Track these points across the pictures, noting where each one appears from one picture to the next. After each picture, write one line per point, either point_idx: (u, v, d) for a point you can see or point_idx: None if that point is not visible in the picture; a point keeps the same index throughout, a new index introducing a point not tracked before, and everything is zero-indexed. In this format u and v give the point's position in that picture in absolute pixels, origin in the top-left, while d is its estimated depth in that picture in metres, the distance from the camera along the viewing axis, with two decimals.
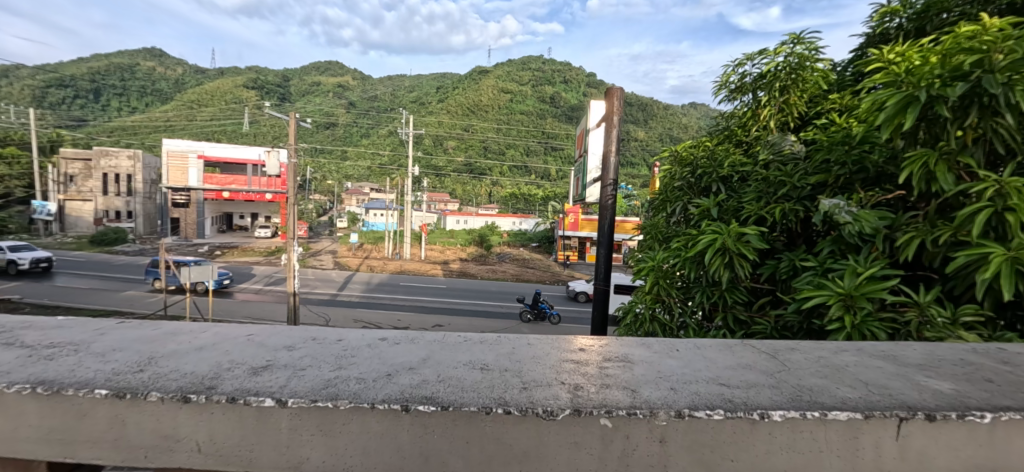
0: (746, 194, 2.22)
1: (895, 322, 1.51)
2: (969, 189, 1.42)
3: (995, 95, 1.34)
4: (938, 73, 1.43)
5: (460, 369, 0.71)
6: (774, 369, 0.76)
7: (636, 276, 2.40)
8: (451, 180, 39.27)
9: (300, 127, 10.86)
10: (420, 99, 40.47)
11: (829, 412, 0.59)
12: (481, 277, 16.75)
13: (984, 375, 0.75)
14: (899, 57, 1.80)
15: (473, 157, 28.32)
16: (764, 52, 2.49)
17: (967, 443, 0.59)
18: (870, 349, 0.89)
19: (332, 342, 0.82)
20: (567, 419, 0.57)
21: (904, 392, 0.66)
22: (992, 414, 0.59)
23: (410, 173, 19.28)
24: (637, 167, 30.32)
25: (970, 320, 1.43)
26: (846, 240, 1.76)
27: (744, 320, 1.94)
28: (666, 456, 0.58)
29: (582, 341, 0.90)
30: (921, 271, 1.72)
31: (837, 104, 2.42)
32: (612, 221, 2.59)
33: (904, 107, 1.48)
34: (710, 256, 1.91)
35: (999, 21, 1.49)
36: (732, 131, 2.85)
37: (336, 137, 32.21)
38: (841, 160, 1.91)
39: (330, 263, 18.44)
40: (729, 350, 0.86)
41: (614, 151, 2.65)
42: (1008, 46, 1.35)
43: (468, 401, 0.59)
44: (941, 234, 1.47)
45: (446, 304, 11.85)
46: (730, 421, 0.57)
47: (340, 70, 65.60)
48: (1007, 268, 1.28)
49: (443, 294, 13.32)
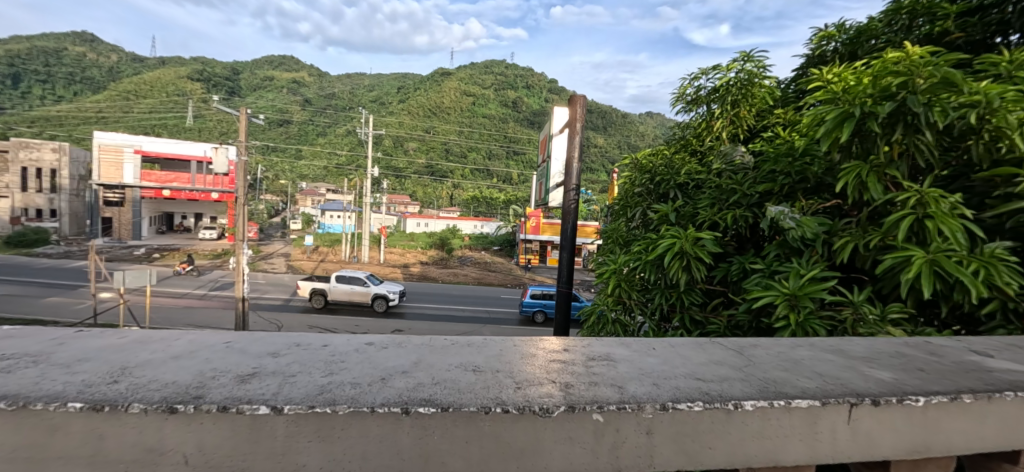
0: (700, 200, 2.41)
1: (833, 319, 1.67)
2: (895, 198, 1.62)
3: (918, 114, 1.54)
4: (869, 92, 1.64)
5: (453, 371, 0.71)
6: (742, 364, 0.81)
7: (598, 279, 2.57)
8: (412, 182, 39.31)
9: (252, 123, 10.22)
10: (380, 99, 40.37)
11: (793, 400, 0.66)
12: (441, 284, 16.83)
13: (915, 365, 0.86)
14: (836, 78, 2.03)
15: (434, 159, 28.51)
16: (719, 67, 2.72)
17: (902, 420, 0.69)
18: (821, 344, 0.98)
19: (319, 348, 0.81)
20: (562, 415, 0.60)
21: (851, 381, 0.75)
22: (924, 399, 0.70)
23: (369, 174, 19.15)
24: (595, 173, 31.51)
25: (896, 317, 1.62)
26: (790, 245, 1.95)
27: (699, 320, 2.10)
28: (653, 445, 0.62)
29: (562, 341, 0.94)
30: (853, 274, 1.93)
31: (781, 118, 2.68)
32: (573, 223, 2.71)
33: (842, 122, 1.68)
34: (669, 259, 2.04)
35: (919, 50, 1.71)
36: (688, 141, 3.09)
37: (291, 135, 31.29)
38: (786, 171, 2.11)
39: (282, 268, 18.93)
40: (699, 347, 0.92)
41: (575, 157, 2.78)
42: (927, 73, 1.56)
43: (466, 401, 0.61)
44: (872, 239, 1.67)
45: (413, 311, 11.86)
46: (709, 411, 0.62)
47: (295, 67, 64.15)
48: (926, 268, 1.47)
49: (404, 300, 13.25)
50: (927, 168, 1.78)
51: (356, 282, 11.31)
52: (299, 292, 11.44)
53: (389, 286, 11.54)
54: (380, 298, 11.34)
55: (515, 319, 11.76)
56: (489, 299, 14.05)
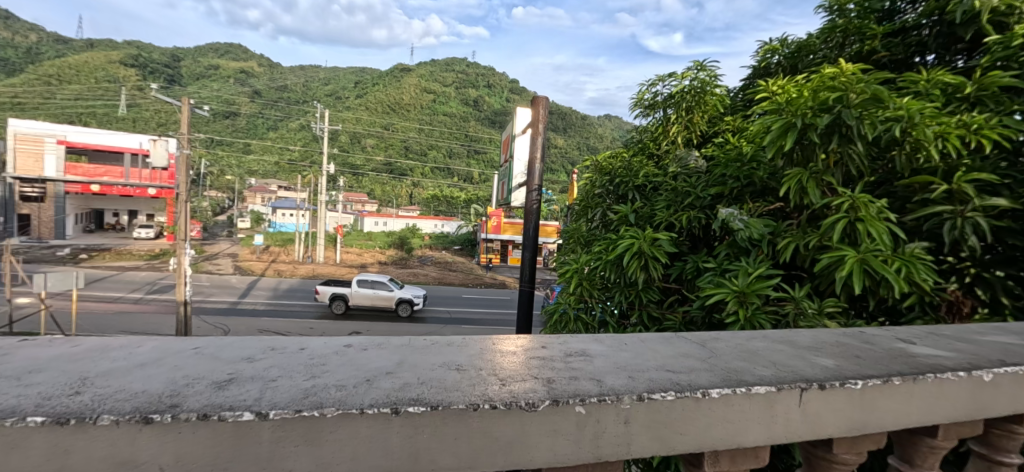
0: (657, 202, 2.55)
1: (777, 313, 1.82)
2: (831, 203, 1.79)
3: (850, 126, 1.71)
4: (810, 105, 1.79)
5: (438, 369, 0.72)
6: (706, 355, 0.87)
7: (560, 278, 2.66)
8: (369, 180, 38.57)
9: (195, 114, 9.60)
10: (337, 93, 39.27)
11: (753, 388, 0.72)
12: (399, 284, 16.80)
13: (853, 351, 0.96)
14: (780, 89, 2.19)
15: (393, 157, 28.17)
16: (674, 75, 2.88)
17: (842, 402, 0.78)
18: (774, 334, 1.06)
19: (296, 352, 0.79)
20: (548, 409, 0.62)
21: (803, 369, 0.82)
22: (862, 382, 0.79)
23: (325, 170, 18.60)
24: (556, 173, 32.18)
25: (832, 310, 1.78)
26: (738, 245, 2.10)
27: (656, 316, 2.21)
28: (630, 434, 0.66)
29: (538, 338, 0.96)
30: (794, 271, 2.10)
31: (729, 125, 2.88)
32: (535, 222, 2.79)
33: (786, 131, 1.83)
34: (628, 259, 2.14)
35: (850, 67, 1.89)
36: (645, 144, 3.24)
37: (239, 128, 29.80)
38: (736, 175, 2.27)
39: (229, 268, 18.15)
40: (668, 341, 0.96)
41: (539, 158, 2.85)
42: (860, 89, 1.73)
43: (454, 399, 0.62)
44: (811, 240, 1.83)
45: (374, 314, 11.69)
46: (679, 400, 0.67)
47: (243, 56, 61.27)
48: (857, 266, 1.63)
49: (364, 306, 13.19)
50: (858, 175, 1.98)
51: (377, 287, 11.38)
52: (317, 296, 11.37)
53: (412, 291, 11.69)
54: (405, 303, 11.47)
55: (474, 319, 11.99)
56: (451, 300, 14.14)
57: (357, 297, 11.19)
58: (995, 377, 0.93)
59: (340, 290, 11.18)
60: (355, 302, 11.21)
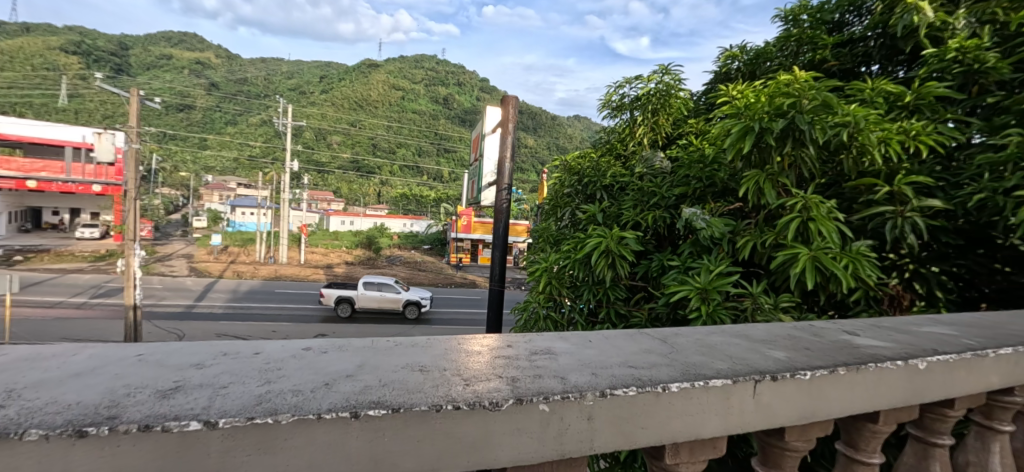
0: (624, 202, 2.62)
1: (736, 308, 1.90)
2: (785, 203, 1.89)
3: (803, 131, 1.81)
4: (767, 110, 1.89)
5: (400, 371, 0.70)
6: (667, 351, 0.89)
7: (530, 277, 2.69)
8: (335, 178, 37.68)
9: (146, 107, 9.10)
10: (301, 88, 38.10)
11: (709, 381, 0.75)
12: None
13: (802, 344, 1.02)
14: (740, 94, 2.29)
15: (360, 155, 27.65)
16: (640, 78, 2.97)
17: (793, 392, 0.82)
18: (730, 329, 1.10)
19: (250, 356, 0.76)
20: (511, 408, 0.62)
21: (755, 361, 0.87)
22: (811, 373, 0.83)
23: (287, 167, 18.02)
24: (526, 172, 32.48)
25: (786, 304, 1.88)
26: (701, 243, 2.18)
27: (624, 313, 2.27)
28: (593, 430, 0.67)
29: (503, 337, 0.95)
30: (752, 268, 2.21)
31: (693, 128, 2.99)
32: (505, 221, 2.86)
33: (745, 135, 1.92)
34: (597, 257, 2.19)
35: (803, 75, 2.01)
36: (613, 144, 3.32)
37: (195, 122, 28.42)
38: (699, 175, 2.35)
39: (184, 270, 17.34)
40: (631, 337, 0.98)
41: (508, 158, 2.89)
42: (811, 95, 1.83)
43: (416, 400, 0.61)
44: (767, 239, 1.92)
45: (341, 317, 11.51)
46: (640, 395, 0.69)
47: (199, 46, 58.51)
48: (809, 263, 1.73)
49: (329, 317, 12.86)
50: (810, 177, 2.09)
51: (385, 289, 11.57)
52: (323, 300, 11.45)
53: (418, 293, 11.93)
54: (413, 305, 11.70)
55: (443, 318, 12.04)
56: None
57: (365, 300, 11.34)
58: (928, 364, 1.01)
59: (347, 293, 11.28)
60: (362, 305, 11.33)
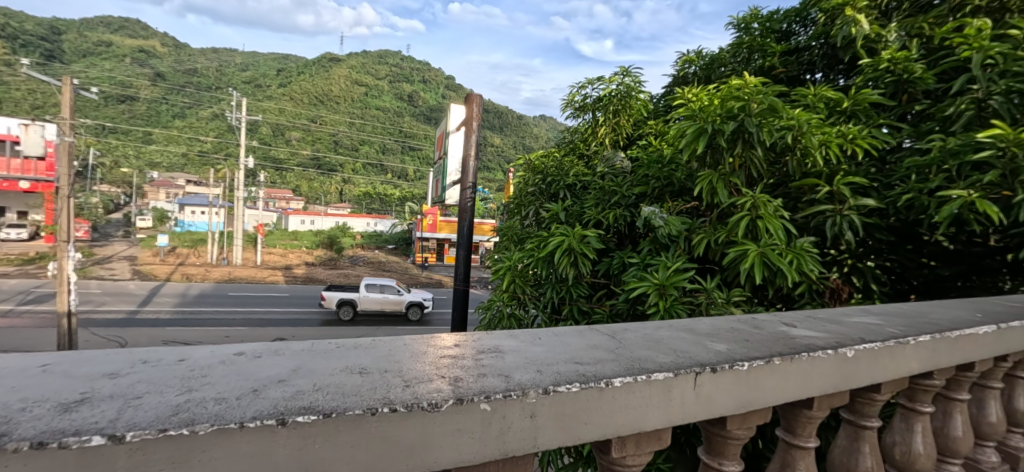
0: (586, 201, 2.71)
1: (692, 303, 1.99)
2: (737, 202, 1.99)
3: (752, 133, 1.91)
4: (719, 113, 1.99)
5: (338, 375, 0.68)
6: (613, 346, 0.91)
7: (493, 276, 2.74)
8: (294, 176, 36.38)
9: (80, 96, 8.45)
10: (256, 81, 36.52)
11: (652, 375, 0.76)
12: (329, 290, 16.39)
13: (742, 336, 1.06)
14: (695, 97, 2.41)
15: (321, 152, 26.88)
16: (602, 79, 3.07)
17: (732, 383, 0.86)
18: (678, 323, 1.13)
19: (175, 363, 0.70)
20: (451, 409, 0.61)
21: (696, 354, 0.90)
22: (749, 364, 0.87)
23: (241, 164, 17.27)
24: (491, 171, 32.78)
25: (737, 299, 1.98)
26: (659, 241, 2.26)
27: (585, 310, 2.34)
28: (536, 428, 0.67)
29: (453, 336, 0.93)
30: (707, 264, 2.31)
31: (652, 129, 3.11)
32: (470, 219, 2.95)
33: (699, 136, 2.02)
34: (559, 255, 2.26)
35: (752, 79, 2.13)
36: (577, 144, 3.42)
37: (139, 115, 26.69)
38: (658, 175, 2.44)
39: (126, 273, 16.28)
40: (580, 333, 0.99)
41: (472, 157, 2.91)
42: (760, 99, 1.95)
43: (351, 404, 0.58)
44: (720, 236, 2.02)
45: (343, 320, 12.23)
46: (583, 391, 0.69)
47: (142, 34, 55.00)
48: (757, 259, 1.84)
49: (289, 321, 12.50)
50: (759, 177, 2.22)
51: (386, 291, 12.47)
52: (325, 303, 12.20)
53: (419, 295, 12.87)
54: (415, 306, 12.64)
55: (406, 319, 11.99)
56: None
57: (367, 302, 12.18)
58: (856, 353, 1.07)
59: (350, 296, 12.11)
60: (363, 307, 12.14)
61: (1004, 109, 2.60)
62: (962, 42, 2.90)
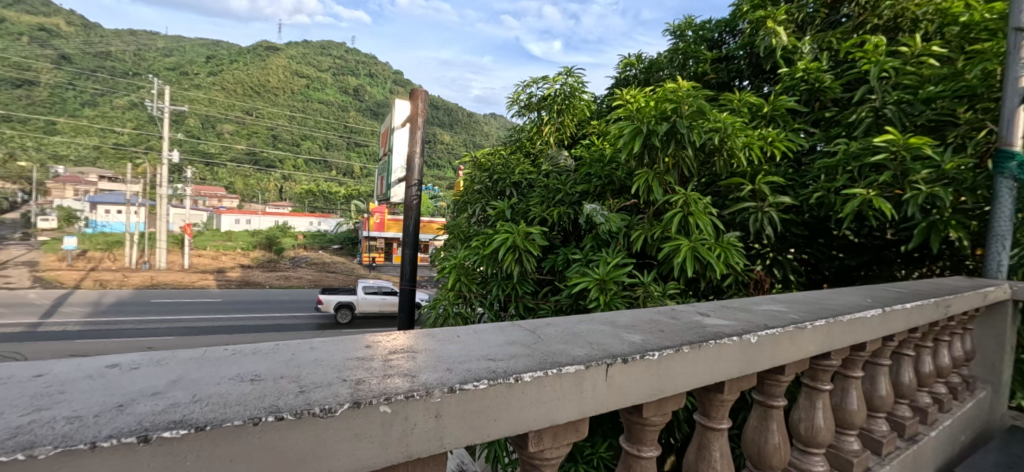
0: (531, 199, 2.90)
1: (630, 296, 2.16)
2: (671, 200, 2.18)
3: (683, 134, 2.15)
4: (654, 115, 2.20)
5: (224, 384, 0.62)
6: (531, 342, 0.92)
7: (441, 274, 2.95)
8: (228, 172, 34.06)
9: None
10: (182, 68, 33.71)
11: (563, 368, 0.78)
12: (268, 295, 15.66)
13: (659, 327, 1.11)
14: (633, 99, 2.62)
15: (258, 147, 25.40)
16: (547, 80, 3.28)
17: (645, 372, 0.90)
18: (600, 317, 1.15)
19: (26, 381, 0.61)
20: (347, 412, 0.58)
21: (610, 344, 0.93)
22: (660, 353, 0.92)
23: (166, 159, 15.93)
24: (441, 168, 32.56)
25: (671, 290, 2.17)
26: (601, 237, 2.45)
27: (531, 306, 2.55)
28: (441, 428, 0.66)
29: (368, 337, 0.88)
30: (646, 259, 2.50)
31: (593, 129, 3.37)
32: (414, 217, 3.01)
33: (635, 136, 2.22)
34: (504, 253, 2.45)
35: (684, 84, 2.34)
36: (523, 143, 3.65)
37: (38, 103, 23.78)
38: (600, 174, 2.65)
39: (26, 281, 14.56)
40: (500, 330, 0.98)
41: (418, 153, 3.14)
42: (689, 103, 2.17)
43: (230, 415, 0.53)
44: (655, 232, 2.21)
45: (341, 323, 12.88)
46: (492, 387, 0.69)
47: (43, 10, 49.15)
48: (687, 253, 2.03)
49: (226, 328, 11.85)
50: (689, 176, 2.45)
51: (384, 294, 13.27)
52: (322, 307, 12.81)
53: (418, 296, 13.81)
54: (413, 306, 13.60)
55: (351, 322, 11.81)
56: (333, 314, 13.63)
57: (366, 305, 12.90)
58: (759, 339, 1.16)
59: (349, 300, 12.80)
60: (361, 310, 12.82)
61: (895, 117, 2.99)
62: (863, 57, 3.24)
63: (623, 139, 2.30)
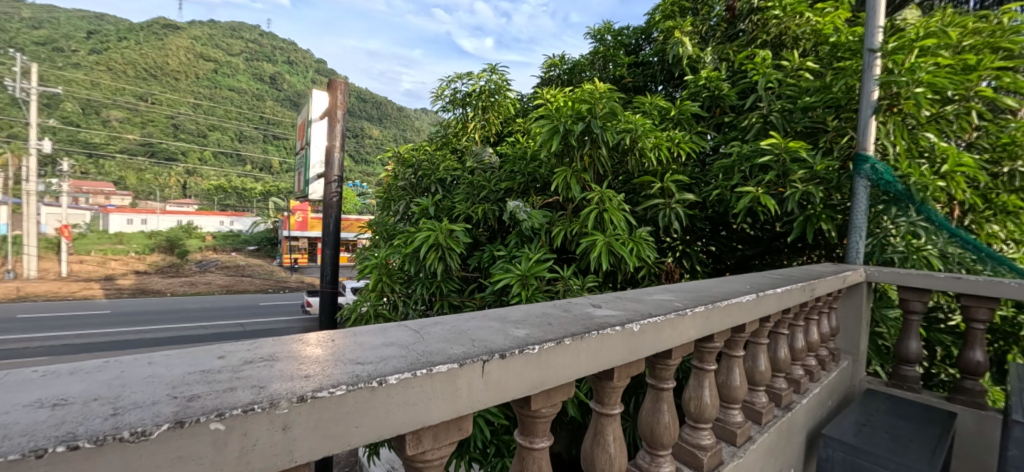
0: (456, 196, 2.92)
1: (552, 291, 2.25)
2: (589, 197, 2.29)
3: (597, 133, 2.28)
4: (570, 114, 2.30)
5: (19, 412, 0.54)
6: (411, 341, 0.90)
7: (361, 274, 2.88)
8: (117, 165, 30.07)
9: None
10: (54, 44, 29.05)
11: (434, 368, 0.77)
12: (170, 306, 14.32)
13: (548, 320, 1.15)
14: (553, 99, 2.72)
15: (156, 138, 22.75)
16: (473, 75, 3.30)
17: (524, 367, 0.92)
18: (493, 313, 1.16)
19: None
20: (166, 434, 0.52)
21: (492, 340, 0.94)
22: (540, 346, 0.94)
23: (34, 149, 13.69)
24: (370, 164, 31.47)
25: (591, 283, 2.28)
26: (524, 234, 2.50)
27: (457, 304, 2.55)
28: (291, 440, 0.62)
29: (225, 347, 0.81)
30: (566, 254, 2.61)
31: (517, 127, 3.46)
32: (335, 214, 3.06)
33: (555, 134, 2.31)
34: (427, 251, 2.43)
35: (601, 86, 2.46)
36: (449, 139, 3.64)
37: None
38: (523, 171, 2.71)
39: None
40: (381, 332, 0.96)
41: (337, 147, 3.10)
42: (602, 105, 2.29)
43: (7, 451, 0.45)
44: (574, 228, 2.31)
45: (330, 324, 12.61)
46: (350, 393, 0.66)
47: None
48: (603, 247, 2.15)
49: (119, 343, 10.61)
50: (605, 175, 2.59)
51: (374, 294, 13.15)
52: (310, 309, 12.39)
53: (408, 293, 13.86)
54: None
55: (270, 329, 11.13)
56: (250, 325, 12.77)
57: None
58: (642, 327, 1.24)
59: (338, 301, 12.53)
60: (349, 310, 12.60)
61: (779, 123, 3.38)
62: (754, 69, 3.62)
63: (544, 137, 2.38)
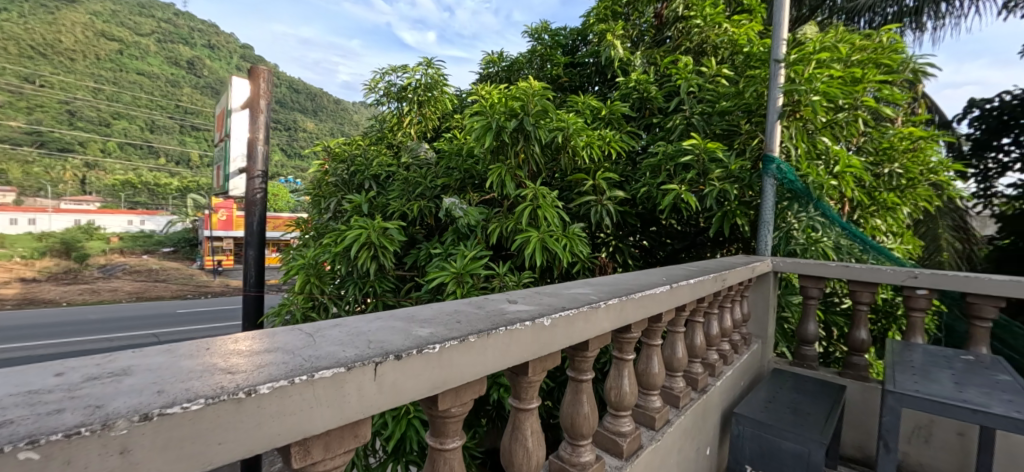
0: (391, 193, 2.83)
1: (487, 288, 2.25)
2: (523, 195, 2.32)
3: (529, 131, 2.31)
4: (504, 112, 2.32)
5: None
6: (299, 346, 0.85)
7: (287, 275, 2.71)
8: None
9: None
10: None
11: (318, 373, 0.73)
12: (65, 317, 12.63)
13: (458, 318, 1.14)
14: (488, 95, 2.72)
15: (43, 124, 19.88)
16: (407, 69, 3.22)
17: (425, 367, 0.91)
18: (401, 312, 1.13)
19: None
20: None
21: (389, 341, 0.91)
22: (441, 345, 0.93)
23: None
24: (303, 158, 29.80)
25: (525, 279, 2.32)
26: (460, 231, 2.49)
27: (392, 303, 2.48)
28: (136, 461, 0.56)
29: (66, 363, 0.71)
30: (502, 251, 2.63)
31: (454, 122, 3.43)
32: (259, 211, 2.86)
33: (488, 131, 2.32)
34: (358, 250, 2.33)
35: (534, 84, 2.50)
36: (383, 134, 3.53)
37: None
38: (459, 168, 2.69)
39: None
40: (268, 337, 0.90)
41: (261, 140, 2.88)
42: (535, 103, 2.33)
43: None
44: (508, 225, 2.33)
45: None
46: (212, 407, 0.61)
47: None
48: (537, 243, 2.19)
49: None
50: (539, 172, 2.63)
51: None
52: None
53: None
54: None
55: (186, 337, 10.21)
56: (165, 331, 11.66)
57: None
58: (553, 321, 1.27)
59: None
60: None
61: (701, 125, 3.62)
62: (678, 73, 3.84)
63: (478, 133, 2.38)
